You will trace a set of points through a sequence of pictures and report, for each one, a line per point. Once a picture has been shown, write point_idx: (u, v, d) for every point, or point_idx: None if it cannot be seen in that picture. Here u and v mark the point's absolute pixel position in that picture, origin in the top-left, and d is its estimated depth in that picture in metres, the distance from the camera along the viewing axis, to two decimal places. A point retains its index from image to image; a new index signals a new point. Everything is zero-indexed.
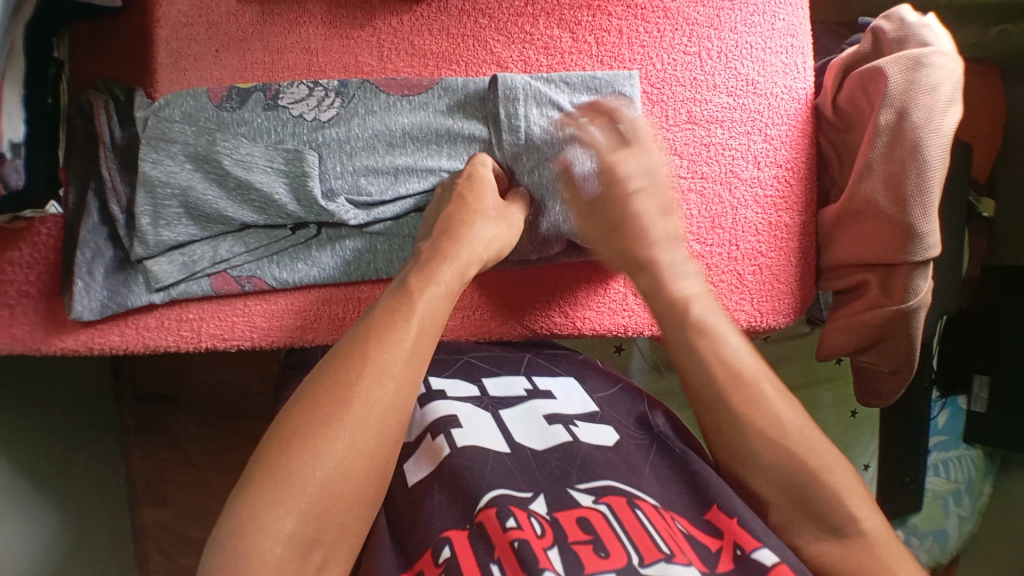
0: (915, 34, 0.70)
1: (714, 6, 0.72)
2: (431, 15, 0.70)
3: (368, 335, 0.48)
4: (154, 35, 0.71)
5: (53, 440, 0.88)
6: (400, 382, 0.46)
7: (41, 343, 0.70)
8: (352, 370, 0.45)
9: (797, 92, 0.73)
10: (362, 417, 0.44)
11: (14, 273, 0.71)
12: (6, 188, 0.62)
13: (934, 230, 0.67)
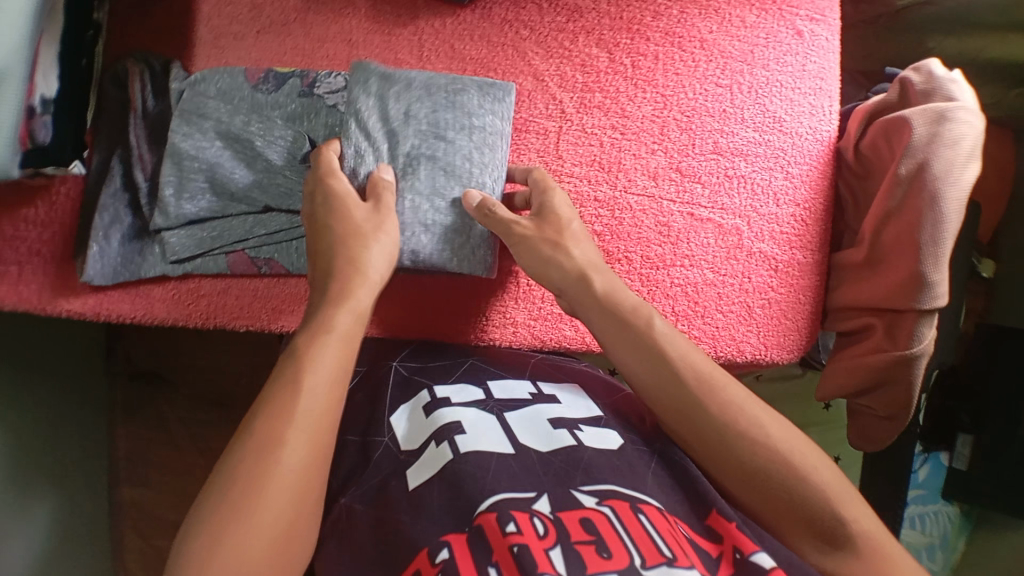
0: (942, 88, 0.71)
1: (750, 41, 0.73)
2: (474, 21, 0.70)
3: (299, 361, 0.47)
4: (196, 10, 0.71)
5: (40, 401, 0.88)
6: (331, 390, 0.46)
7: (47, 304, 0.70)
8: (289, 400, 0.45)
9: (822, 134, 0.74)
10: (303, 431, 0.44)
11: (28, 231, 0.70)
12: (34, 144, 0.64)
13: (942, 279, 0.69)
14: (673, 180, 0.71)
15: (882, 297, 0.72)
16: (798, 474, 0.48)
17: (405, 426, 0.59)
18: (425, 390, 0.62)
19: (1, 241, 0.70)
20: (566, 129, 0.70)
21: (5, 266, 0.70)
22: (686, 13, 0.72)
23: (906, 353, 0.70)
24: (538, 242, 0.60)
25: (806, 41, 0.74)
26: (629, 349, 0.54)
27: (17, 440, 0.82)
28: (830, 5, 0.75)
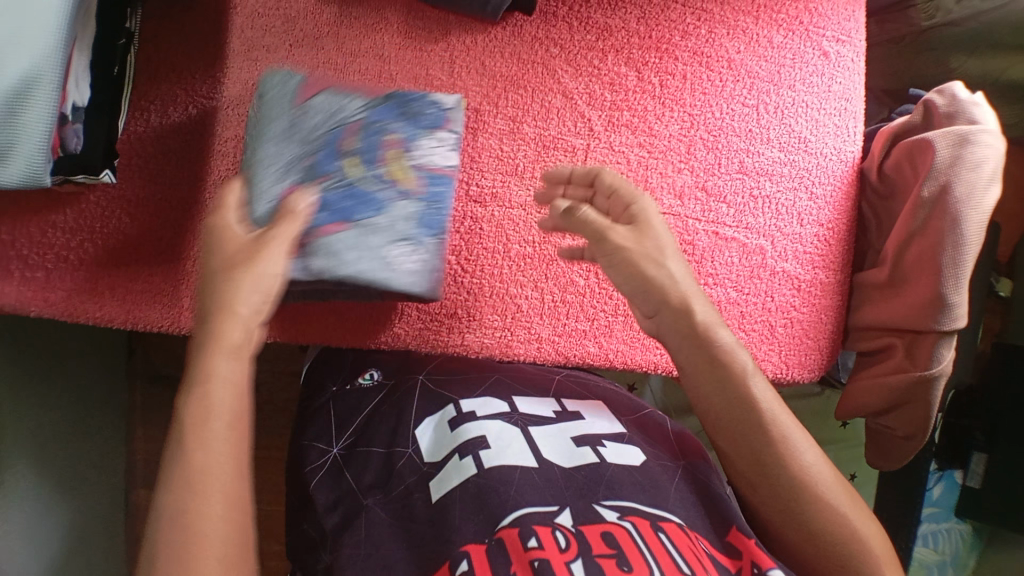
0: (965, 111, 0.72)
1: (777, 62, 0.74)
2: (505, 38, 0.71)
3: (194, 402, 0.46)
4: (229, 22, 0.71)
5: (61, 403, 0.89)
6: (237, 389, 0.47)
7: (71, 308, 0.70)
8: (207, 363, 0.47)
9: (846, 155, 0.75)
10: (217, 399, 0.46)
11: (56, 236, 0.71)
12: (65, 151, 0.66)
13: (962, 301, 0.69)
14: (699, 200, 0.71)
15: (902, 318, 0.72)
16: (839, 515, 0.51)
17: (430, 437, 0.60)
18: (452, 403, 0.62)
19: (28, 245, 0.71)
20: (594, 147, 0.70)
21: (32, 270, 0.70)
22: (714, 33, 0.73)
23: (924, 374, 0.70)
24: (637, 255, 0.54)
25: (832, 62, 0.75)
26: (716, 388, 0.54)
27: (34, 437, 0.83)
28: (856, 27, 0.76)
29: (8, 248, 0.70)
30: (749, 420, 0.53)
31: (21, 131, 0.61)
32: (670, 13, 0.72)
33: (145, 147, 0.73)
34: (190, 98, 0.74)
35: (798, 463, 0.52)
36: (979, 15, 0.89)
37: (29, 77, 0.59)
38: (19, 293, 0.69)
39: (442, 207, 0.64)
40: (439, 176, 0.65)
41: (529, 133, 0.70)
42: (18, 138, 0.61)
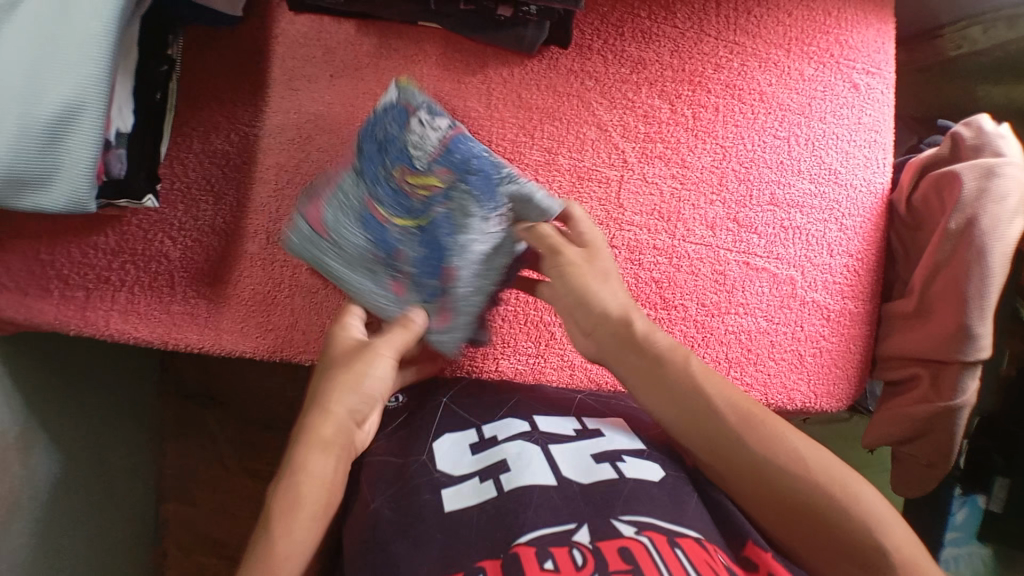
0: (992, 144, 0.73)
1: (808, 94, 0.75)
2: (540, 71, 0.73)
3: (278, 512, 0.52)
4: (271, 50, 0.75)
5: (93, 415, 0.91)
6: (327, 497, 0.53)
7: (109, 327, 0.72)
8: (311, 464, 0.53)
9: (875, 186, 0.75)
10: (314, 496, 0.52)
11: (97, 257, 0.73)
12: (108, 177, 0.67)
13: (986, 333, 0.70)
14: (731, 231, 0.72)
15: (927, 349, 0.73)
16: (815, 482, 0.52)
17: (447, 451, 0.60)
18: (474, 427, 0.63)
19: (69, 266, 0.73)
20: (628, 178, 0.71)
21: (72, 290, 0.72)
22: (746, 66, 0.74)
23: (949, 405, 0.72)
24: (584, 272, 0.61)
25: (862, 94, 0.76)
26: (717, 431, 0.55)
27: (61, 453, 0.84)
28: (885, 58, 0.77)
29: (48, 267, 0.73)
30: (769, 457, 0.53)
31: (65, 158, 0.61)
32: (702, 46, 0.74)
33: (187, 172, 0.75)
34: (231, 125, 0.75)
35: (771, 439, 0.54)
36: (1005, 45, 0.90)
37: (73, 106, 0.60)
38: (59, 313, 0.71)
39: (476, 165, 0.65)
40: (438, 153, 0.65)
41: (564, 165, 0.71)
42: (63, 165, 0.62)
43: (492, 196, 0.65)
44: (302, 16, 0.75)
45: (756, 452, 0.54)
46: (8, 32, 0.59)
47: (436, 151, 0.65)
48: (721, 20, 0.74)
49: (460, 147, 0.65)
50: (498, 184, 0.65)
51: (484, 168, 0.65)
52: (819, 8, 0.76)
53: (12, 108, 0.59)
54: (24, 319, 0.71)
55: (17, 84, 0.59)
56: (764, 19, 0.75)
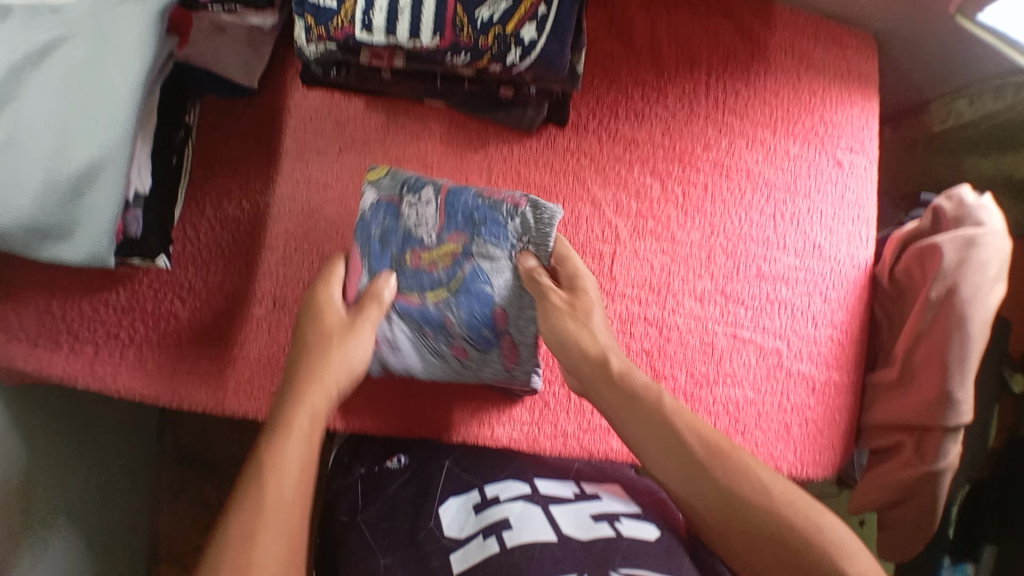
0: (971, 215, 0.75)
1: (793, 173, 0.78)
2: (539, 148, 0.77)
3: (260, 466, 0.55)
4: (285, 121, 0.80)
5: (93, 470, 0.92)
6: (308, 462, 0.57)
7: (118, 385, 0.75)
8: (292, 431, 0.58)
9: (859, 260, 0.78)
10: (294, 459, 0.56)
11: (107, 313, 0.76)
12: (126, 235, 0.70)
13: (966, 398, 0.72)
14: (718, 303, 0.76)
15: (910, 415, 0.75)
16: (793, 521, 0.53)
17: (452, 515, 0.62)
18: (477, 489, 0.65)
19: (79, 320, 0.76)
20: (620, 253, 0.75)
21: (82, 344, 0.75)
22: (734, 145, 0.78)
23: (932, 467, 0.74)
24: (569, 317, 0.65)
25: (846, 171, 0.79)
26: (676, 459, 0.58)
27: (47, 508, 0.83)
28: (868, 137, 0.80)
29: (59, 320, 0.76)
30: (743, 485, 0.55)
31: (84, 214, 0.61)
32: (691, 127, 0.78)
33: (198, 236, 0.78)
34: (244, 193, 0.79)
35: (749, 480, 0.56)
36: (992, 116, 0.92)
37: (93, 164, 0.60)
38: (67, 366, 0.75)
39: (480, 213, 0.68)
40: (444, 222, 0.68)
41: (559, 239, 0.75)
42: (82, 219, 0.61)
43: (505, 236, 0.69)
44: (315, 90, 0.80)
45: (723, 475, 0.56)
46: (38, 87, 0.60)
47: (440, 221, 0.69)
48: (709, 101, 0.78)
49: (456, 206, 0.69)
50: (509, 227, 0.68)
51: (488, 212, 0.69)
52: (804, 88, 0.79)
53: (37, 163, 0.60)
54: (32, 370, 0.74)
55: (44, 139, 0.60)
56: (751, 101, 0.78)
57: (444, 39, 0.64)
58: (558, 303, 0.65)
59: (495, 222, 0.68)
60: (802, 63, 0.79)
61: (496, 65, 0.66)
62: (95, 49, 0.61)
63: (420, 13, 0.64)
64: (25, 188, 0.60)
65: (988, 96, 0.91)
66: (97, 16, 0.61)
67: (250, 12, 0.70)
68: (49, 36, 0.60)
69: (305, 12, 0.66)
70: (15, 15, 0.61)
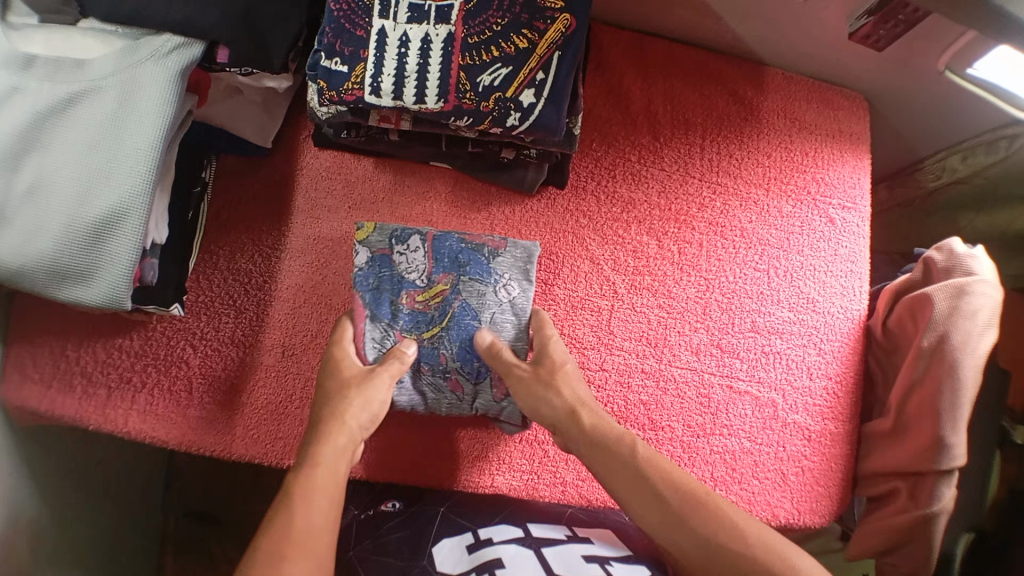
0: (962, 264, 0.78)
1: (785, 230, 0.82)
2: (540, 208, 0.80)
3: (277, 532, 0.54)
4: (296, 181, 0.83)
5: (100, 519, 0.94)
6: (328, 531, 0.56)
7: (129, 427, 0.78)
8: (306, 496, 0.57)
9: (852, 313, 0.81)
10: (313, 526, 0.55)
11: (120, 358, 0.79)
12: (142, 283, 0.71)
13: (959, 442, 0.73)
14: (714, 356, 0.78)
15: (907, 461, 0.77)
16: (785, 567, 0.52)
17: (446, 555, 0.63)
18: (471, 531, 0.66)
19: (94, 364, 0.79)
20: (617, 308, 0.78)
21: (95, 387, 0.78)
22: (728, 205, 0.81)
23: (925, 511, 0.74)
24: (533, 381, 0.68)
25: (838, 228, 0.82)
26: (650, 492, 0.59)
27: (53, 560, 0.85)
28: (860, 194, 0.84)
29: (73, 364, 0.78)
30: (718, 522, 0.56)
31: (104, 258, 0.62)
32: (687, 188, 0.81)
33: (212, 287, 0.81)
34: (256, 247, 0.82)
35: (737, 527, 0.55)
36: (984, 170, 0.93)
37: (115, 211, 0.62)
38: (80, 408, 0.77)
39: (462, 254, 0.74)
40: (432, 265, 0.74)
41: (559, 294, 0.78)
42: (102, 264, 0.62)
43: (490, 274, 0.74)
44: (325, 151, 0.83)
45: (698, 513, 0.57)
46: (62, 137, 0.62)
47: (428, 264, 0.74)
48: (705, 162, 0.82)
49: (442, 250, 0.74)
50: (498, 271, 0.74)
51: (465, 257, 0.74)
52: (796, 148, 0.84)
53: (61, 209, 0.61)
54: (45, 410, 0.77)
55: (69, 187, 0.61)
56: (744, 160, 0.83)
57: (449, 103, 0.67)
58: (519, 372, 0.69)
59: (477, 263, 0.74)
60: (793, 124, 0.84)
61: (498, 128, 0.69)
62: (119, 101, 0.63)
63: (426, 79, 0.67)
64: (48, 232, 0.61)
65: (980, 151, 0.92)
66: (122, 70, 0.63)
67: (265, 74, 0.73)
68: (73, 89, 0.62)
69: (316, 77, 0.69)
70: (40, 66, 0.62)
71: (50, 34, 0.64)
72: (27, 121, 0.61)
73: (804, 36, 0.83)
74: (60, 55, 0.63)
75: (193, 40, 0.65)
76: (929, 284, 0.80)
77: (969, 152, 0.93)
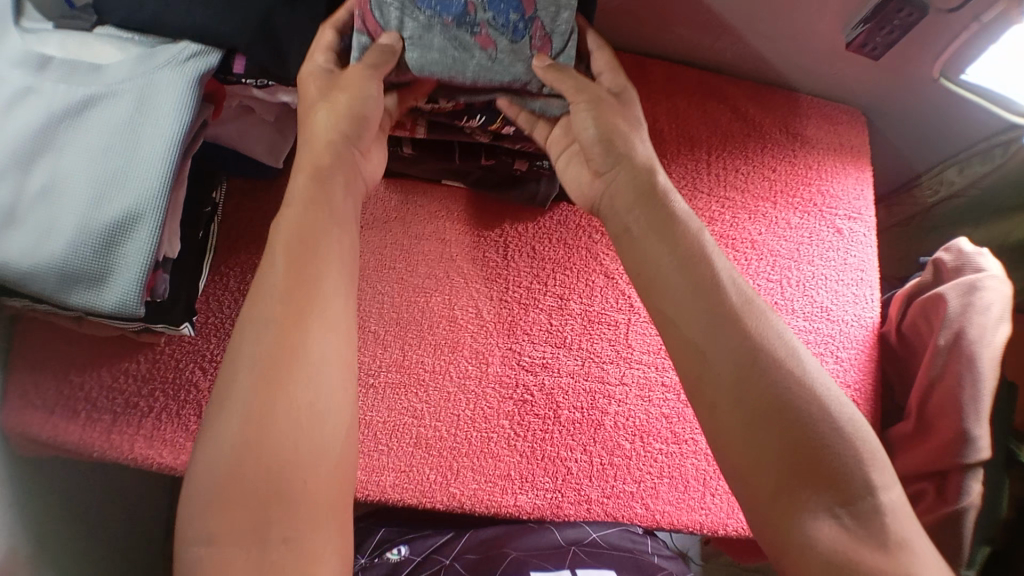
0: (971, 262, 0.79)
1: (796, 241, 0.82)
2: (552, 225, 0.81)
3: (254, 381, 0.46)
4: None
5: (94, 562, 0.92)
6: (307, 425, 0.46)
7: (136, 453, 0.76)
8: (288, 360, 0.47)
9: (866, 320, 0.81)
10: (294, 390, 0.46)
11: (127, 382, 0.78)
12: (153, 297, 0.69)
13: (983, 434, 0.74)
14: None
15: (930, 461, 0.76)
16: (837, 423, 0.45)
17: None
18: None
19: (100, 389, 0.78)
20: (634, 320, 0.78)
21: (100, 413, 0.77)
22: (737, 218, 0.82)
23: (953, 508, 0.74)
24: (631, 170, 0.59)
25: (846, 238, 0.84)
26: (708, 330, 0.49)
27: None
28: (864, 204, 0.85)
29: (77, 389, 0.77)
30: (771, 373, 0.47)
31: (118, 262, 0.61)
32: (696, 203, 0.82)
33: (222, 308, 0.81)
34: None
35: (825, 412, 0.46)
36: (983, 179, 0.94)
37: (129, 215, 0.61)
38: (84, 434, 0.76)
39: None
40: None
41: (575, 308, 0.78)
42: (115, 268, 0.61)
43: None
44: None
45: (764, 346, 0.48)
46: (75, 140, 0.62)
47: None
48: (712, 177, 0.83)
49: None
50: (509, 60, 0.61)
51: (523, 32, 0.60)
52: (801, 161, 0.85)
53: (74, 211, 0.60)
54: (48, 437, 0.75)
55: (83, 191, 0.61)
56: (750, 175, 0.83)
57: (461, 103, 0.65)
58: (615, 130, 0.60)
59: None
60: (796, 140, 0.85)
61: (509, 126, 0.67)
62: (135, 104, 0.63)
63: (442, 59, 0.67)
64: (60, 234, 0.60)
65: (976, 161, 0.93)
66: (139, 74, 0.64)
67: (282, 88, 0.73)
68: (88, 92, 0.63)
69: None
70: (55, 67, 0.63)
71: (65, 37, 0.65)
72: (40, 121, 0.61)
73: (806, 50, 0.84)
74: (75, 59, 0.64)
75: (211, 48, 0.66)
76: (938, 285, 0.82)
77: (965, 163, 0.94)
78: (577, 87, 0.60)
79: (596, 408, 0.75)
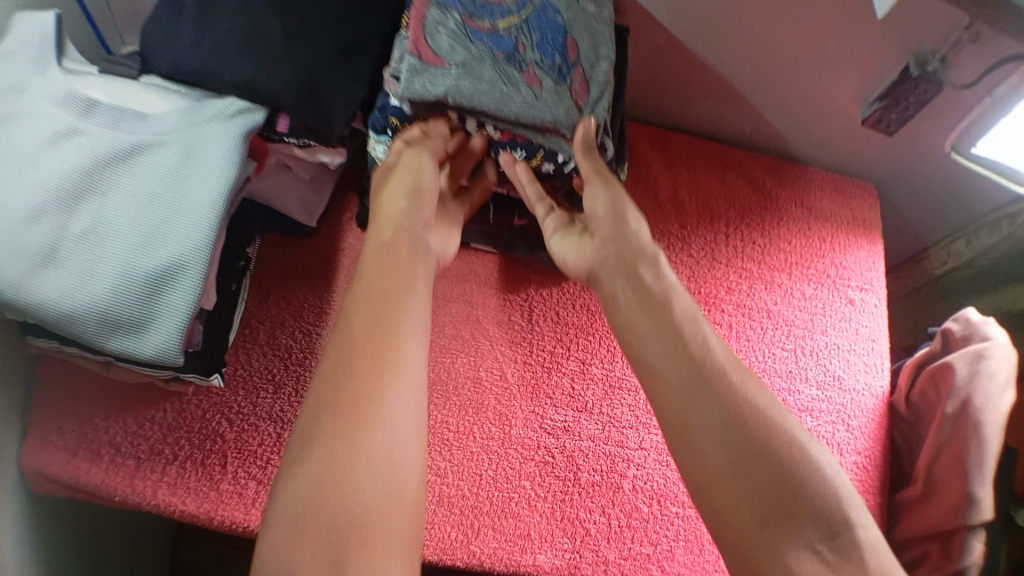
0: (979, 331, 0.82)
1: (809, 311, 0.85)
2: (576, 292, 0.86)
3: (343, 421, 0.50)
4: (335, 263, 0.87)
5: None
6: (389, 474, 0.49)
7: (156, 499, 0.76)
8: (371, 407, 0.51)
9: (876, 389, 0.84)
10: (377, 433, 0.50)
11: (152, 429, 0.79)
12: (187, 346, 0.71)
13: (987, 497, 0.75)
14: None
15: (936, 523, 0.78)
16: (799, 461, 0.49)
17: None
18: None
19: (125, 435, 0.79)
20: None
21: (123, 457, 0.78)
22: (754, 288, 0.85)
23: (956, 567, 0.74)
24: (623, 242, 0.64)
25: (857, 308, 0.87)
26: (677, 388, 0.53)
27: None
28: (875, 276, 0.89)
29: (102, 433, 0.78)
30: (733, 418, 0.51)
31: (161, 309, 0.62)
32: (715, 272, 0.84)
33: (250, 359, 0.84)
34: (296, 323, 0.86)
35: (827, 487, 0.48)
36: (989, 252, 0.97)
37: (173, 263, 0.62)
38: (106, 477, 0.76)
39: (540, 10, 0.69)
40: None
41: (597, 373, 0.81)
42: (157, 315, 0.62)
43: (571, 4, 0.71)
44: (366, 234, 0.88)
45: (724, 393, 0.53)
46: (123, 189, 0.64)
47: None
48: (731, 248, 0.86)
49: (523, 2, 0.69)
50: (554, 100, 0.66)
51: (566, 75, 0.68)
52: (814, 234, 0.89)
53: (118, 257, 0.61)
54: (70, 479, 0.76)
55: (129, 236, 0.62)
56: (767, 247, 0.87)
57: (505, 133, 0.68)
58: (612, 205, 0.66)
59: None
60: (810, 212, 0.90)
61: (549, 163, 0.69)
62: (183, 156, 0.65)
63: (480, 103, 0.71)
64: (102, 278, 0.61)
65: (984, 232, 0.96)
66: (187, 128, 0.66)
67: (322, 148, 0.77)
68: (137, 140, 0.65)
69: (385, 116, 0.70)
70: (101, 112, 0.65)
71: (112, 87, 0.68)
72: (86, 164, 0.63)
73: (821, 125, 0.88)
74: (121, 106, 0.66)
75: (256, 107, 0.69)
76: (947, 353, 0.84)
77: (974, 235, 0.97)
78: (597, 170, 0.67)
79: (615, 472, 0.77)
